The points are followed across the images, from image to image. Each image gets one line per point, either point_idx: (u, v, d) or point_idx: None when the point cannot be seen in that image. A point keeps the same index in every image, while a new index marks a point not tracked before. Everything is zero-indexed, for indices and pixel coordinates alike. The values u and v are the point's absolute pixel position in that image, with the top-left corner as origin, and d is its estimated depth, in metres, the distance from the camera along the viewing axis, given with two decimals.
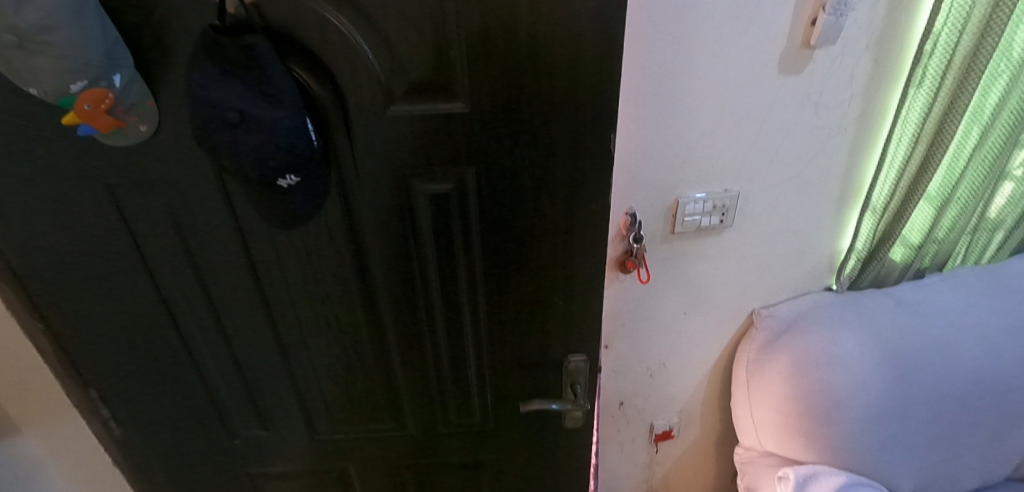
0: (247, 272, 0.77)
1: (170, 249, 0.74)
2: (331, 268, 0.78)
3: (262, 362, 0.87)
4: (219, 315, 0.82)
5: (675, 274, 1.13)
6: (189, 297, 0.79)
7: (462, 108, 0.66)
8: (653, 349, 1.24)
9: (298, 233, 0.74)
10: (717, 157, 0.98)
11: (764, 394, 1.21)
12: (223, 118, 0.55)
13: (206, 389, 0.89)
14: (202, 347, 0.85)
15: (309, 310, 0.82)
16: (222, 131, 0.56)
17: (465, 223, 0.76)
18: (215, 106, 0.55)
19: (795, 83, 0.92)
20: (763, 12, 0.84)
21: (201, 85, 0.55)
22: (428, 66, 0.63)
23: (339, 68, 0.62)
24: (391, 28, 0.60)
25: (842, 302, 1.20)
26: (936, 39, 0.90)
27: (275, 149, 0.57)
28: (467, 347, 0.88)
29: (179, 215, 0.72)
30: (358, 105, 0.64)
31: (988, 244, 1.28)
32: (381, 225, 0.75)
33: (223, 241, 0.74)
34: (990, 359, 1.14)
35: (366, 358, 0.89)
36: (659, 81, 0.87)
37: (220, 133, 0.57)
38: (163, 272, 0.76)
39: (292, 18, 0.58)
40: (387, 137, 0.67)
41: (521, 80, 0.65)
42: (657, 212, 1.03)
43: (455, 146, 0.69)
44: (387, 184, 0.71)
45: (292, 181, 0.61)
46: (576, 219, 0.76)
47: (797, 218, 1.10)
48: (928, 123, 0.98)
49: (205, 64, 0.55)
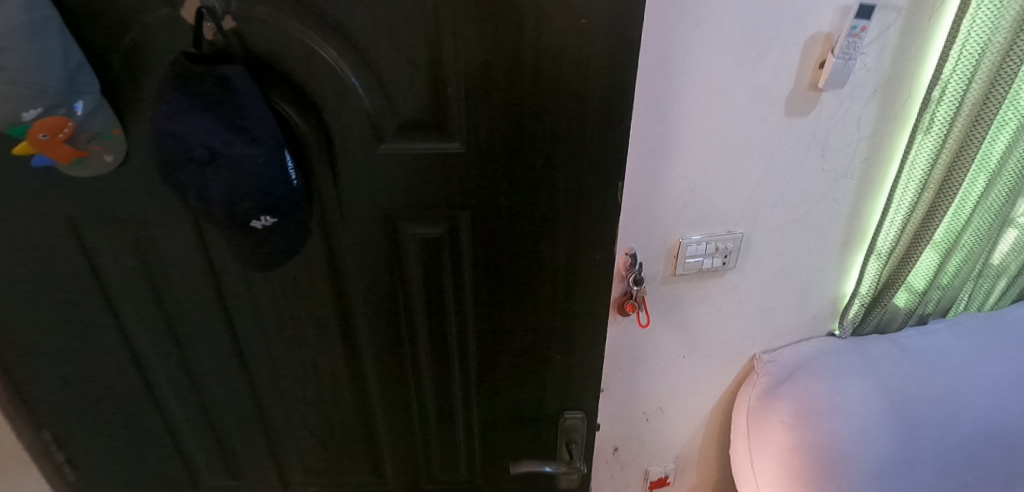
0: (220, 316, 0.71)
1: (136, 286, 0.68)
2: (312, 311, 0.72)
3: (235, 411, 0.81)
4: (188, 357, 0.75)
5: (675, 317, 1.08)
6: (155, 338, 0.73)
7: (457, 148, 0.62)
8: (650, 394, 1.19)
9: (275, 274, 0.68)
10: (721, 199, 0.95)
11: (765, 442, 1.16)
12: (190, 155, 0.50)
13: (173, 438, 0.82)
14: (170, 393, 0.78)
15: (287, 356, 0.76)
16: (189, 169, 0.51)
17: (457, 266, 0.71)
18: (183, 142, 0.50)
19: (802, 125, 0.89)
20: (770, 53, 0.81)
21: (167, 119, 0.50)
22: (422, 103, 0.59)
23: (327, 103, 0.58)
24: (384, 63, 0.56)
25: (845, 348, 1.17)
26: (945, 85, 0.88)
27: (248, 191, 0.52)
28: (455, 396, 0.83)
29: (147, 250, 0.66)
30: (345, 142, 0.60)
31: (992, 290, 1.25)
32: (366, 268, 0.70)
33: (194, 281, 0.68)
34: (997, 411, 1.08)
35: (347, 408, 0.82)
36: (666, 120, 0.84)
37: (186, 170, 0.51)
38: (128, 310, 0.70)
39: (275, 48, 0.54)
40: (376, 176, 0.63)
41: (522, 121, 0.61)
42: (657, 253, 0.99)
43: (449, 188, 0.65)
44: (375, 225, 0.66)
45: (268, 221, 0.56)
46: (578, 267, 0.72)
47: (800, 263, 1.07)
48: (935, 170, 0.95)
49: (173, 94, 0.50)
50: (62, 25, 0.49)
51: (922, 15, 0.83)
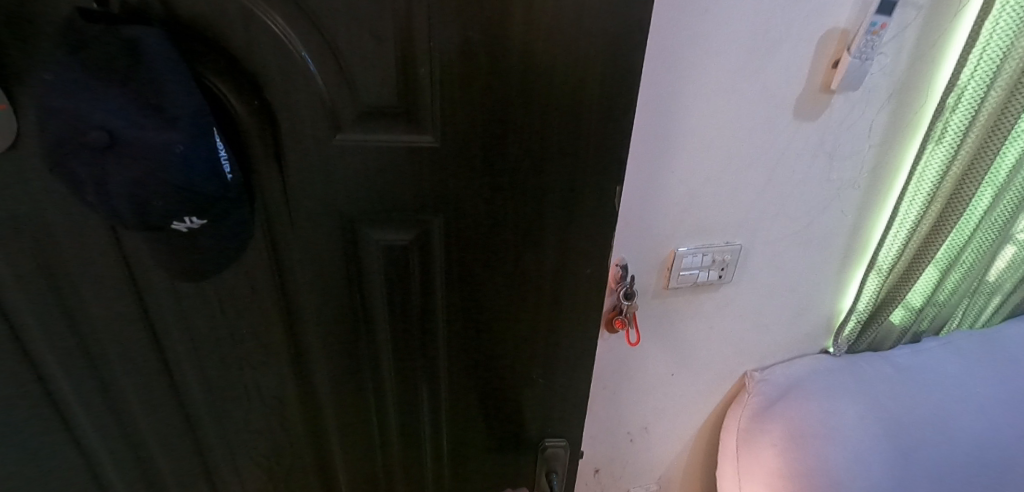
0: (145, 335, 0.59)
1: (39, 301, 0.55)
2: (256, 329, 0.62)
3: (169, 445, 0.68)
4: (108, 386, 0.62)
5: (664, 333, 1.01)
6: (66, 364, 0.59)
7: (429, 142, 0.53)
8: (635, 414, 1.12)
9: (209, 285, 0.57)
10: (719, 208, 0.87)
11: (754, 466, 1.09)
12: (83, 139, 0.40)
13: (96, 481, 0.68)
14: (90, 428, 0.64)
15: (228, 380, 0.65)
16: (83, 157, 0.41)
17: (428, 278, 0.62)
18: (74, 121, 0.40)
19: (810, 129, 0.82)
20: (783, 48, 0.74)
21: (54, 92, 0.40)
22: (388, 87, 0.50)
23: (272, 83, 0.48)
24: (342, 35, 0.47)
25: (838, 368, 1.12)
26: (961, 93, 0.81)
27: (161, 186, 0.43)
28: (422, 422, 0.73)
29: (52, 257, 0.53)
30: (295, 131, 0.50)
31: (984, 308, 1.21)
32: (320, 280, 0.60)
33: (110, 294, 0.56)
34: (992, 434, 1.03)
35: (299, 436, 0.72)
36: (670, 121, 0.76)
37: (76, 155, 0.41)
38: (32, 330, 0.56)
39: (203, 8, 0.43)
40: (333, 173, 0.53)
41: (506, 113, 0.53)
42: (650, 265, 0.91)
43: (420, 188, 0.56)
44: (330, 230, 0.57)
45: (194, 223, 0.47)
46: (567, 284, 0.64)
47: (797, 278, 1.00)
48: (944, 183, 0.89)
49: (66, 60, 0.40)
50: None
51: (943, 15, 0.76)
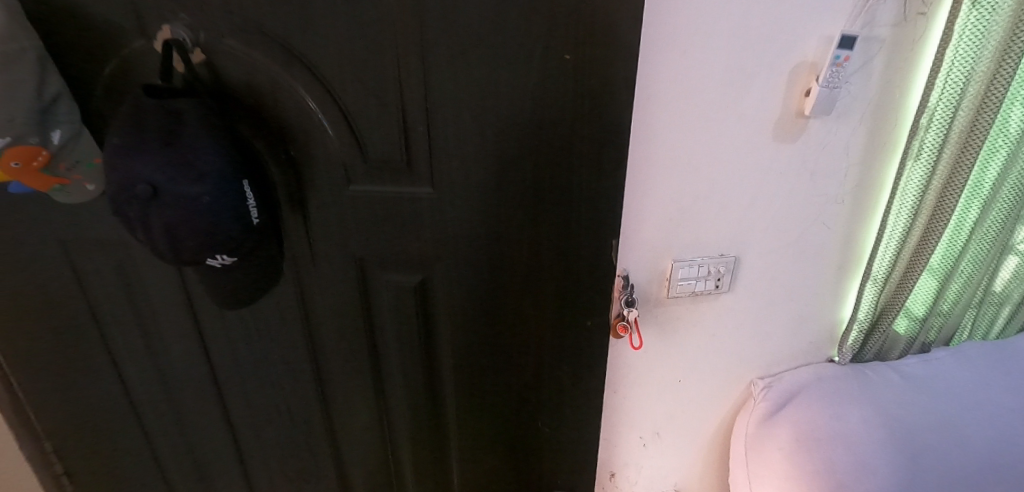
0: (197, 347, 0.71)
1: (122, 316, 0.67)
2: (282, 348, 0.72)
3: (215, 444, 0.79)
4: (171, 389, 0.74)
5: (667, 343, 1.07)
6: (139, 367, 0.72)
7: (426, 192, 0.63)
8: (644, 420, 1.17)
9: (249, 312, 0.69)
10: (706, 228, 0.94)
11: (763, 471, 1.12)
12: (135, 192, 0.50)
13: (159, 471, 0.80)
14: (156, 424, 0.76)
15: (262, 391, 0.76)
16: (135, 204, 0.51)
17: (429, 303, 0.71)
18: (131, 178, 0.50)
19: (789, 152, 0.88)
20: (755, 79, 0.80)
21: (118, 154, 0.51)
22: (390, 143, 0.60)
23: (297, 138, 0.59)
24: (349, 103, 0.57)
25: (843, 375, 1.14)
26: (932, 112, 0.85)
27: (193, 229, 0.52)
28: (432, 432, 0.82)
29: (132, 282, 0.65)
30: (314, 179, 0.61)
31: (995, 318, 1.21)
32: (337, 308, 0.70)
33: (172, 314, 0.68)
34: (1004, 441, 1.03)
35: (322, 447, 0.81)
36: (652, 151, 0.84)
37: (134, 207, 0.51)
38: (115, 340, 0.69)
39: (243, 81, 0.56)
40: (345, 217, 0.64)
41: (486, 159, 0.62)
42: (649, 278, 0.98)
43: (419, 229, 0.65)
44: (347, 266, 0.67)
45: (226, 259, 0.56)
46: (557, 307, 0.72)
47: (792, 289, 1.05)
48: (926, 196, 0.93)
49: (130, 130, 0.51)
50: (42, 55, 0.52)
51: (906, 43, 0.81)
